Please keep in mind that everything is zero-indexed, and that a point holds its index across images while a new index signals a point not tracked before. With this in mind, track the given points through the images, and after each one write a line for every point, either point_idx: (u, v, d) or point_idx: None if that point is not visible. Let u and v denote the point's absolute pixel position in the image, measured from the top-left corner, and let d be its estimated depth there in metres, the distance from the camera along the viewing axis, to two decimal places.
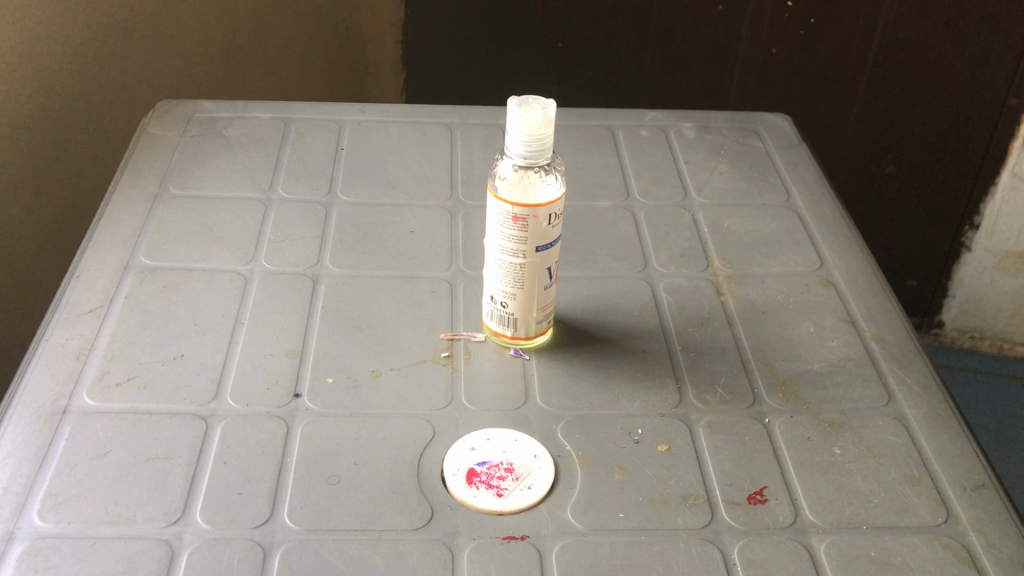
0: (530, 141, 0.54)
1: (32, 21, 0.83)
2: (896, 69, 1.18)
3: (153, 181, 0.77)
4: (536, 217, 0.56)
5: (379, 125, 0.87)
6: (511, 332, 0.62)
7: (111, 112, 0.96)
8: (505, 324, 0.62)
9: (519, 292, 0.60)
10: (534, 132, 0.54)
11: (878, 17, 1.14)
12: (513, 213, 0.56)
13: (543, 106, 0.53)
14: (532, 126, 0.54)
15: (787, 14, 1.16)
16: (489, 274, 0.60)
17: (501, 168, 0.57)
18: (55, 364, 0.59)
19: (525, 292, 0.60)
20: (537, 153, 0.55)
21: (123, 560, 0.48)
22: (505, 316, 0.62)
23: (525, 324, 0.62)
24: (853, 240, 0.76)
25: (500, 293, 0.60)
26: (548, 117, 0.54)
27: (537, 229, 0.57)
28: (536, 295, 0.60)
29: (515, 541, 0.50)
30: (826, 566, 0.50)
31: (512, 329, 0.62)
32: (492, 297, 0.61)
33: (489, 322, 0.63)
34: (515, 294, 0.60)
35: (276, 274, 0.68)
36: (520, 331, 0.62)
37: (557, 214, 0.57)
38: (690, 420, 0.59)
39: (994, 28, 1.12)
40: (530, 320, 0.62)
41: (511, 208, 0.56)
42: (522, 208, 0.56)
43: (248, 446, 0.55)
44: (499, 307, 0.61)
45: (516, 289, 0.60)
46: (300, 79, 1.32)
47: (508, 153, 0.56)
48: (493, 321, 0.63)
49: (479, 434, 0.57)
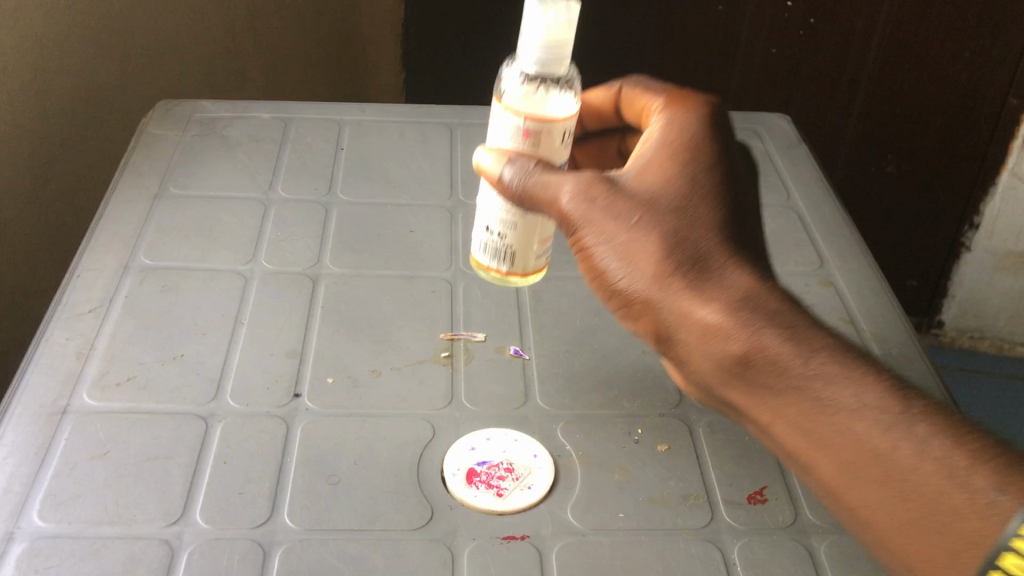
0: (551, 45, 0.50)
1: (34, 21, 0.83)
2: (897, 71, 1.14)
3: (153, 181, 0.77)
4: (550, 133, 0.52)
5: (379, 124, 0.87)
6: (505, 268, 0.58)
7: (110, 113, 0.97)
8: (499, 259, 0.57)
9: (519, 219, 0.55)
10: (555, 35, 0.50)
11: (877, 18, 1.11)
12: (525, 126, 0.52)
13: (566, 7, 0.50)
14: (554, 28, 0.50)
15: (788, 14, 1.14)
16: (484, 200, 0.56)
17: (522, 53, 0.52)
18: (54, 365, 0.59)
19: (526, 221, 0.55)
20: (556, 61, 0.51)
21: (124, 560, 0.48)
22: (499, 249, 0.57)
23: (523, 258, 0.57)
24: (853, 240, 0.76)
25: (498, 222, 0.56)
26: (571, 19, 0.50)
27: (549, 145, 0.53)
28: (538, 226, 0.56)
29: (515, 541, 0.51)
30: (825, 566, 0.51)
31: (507, 264, 0.57)
32: (487, 228, 0.57)
33: (484, 260, 0.58)
34: (516, 224, 0.55)
35: (276, 273, 0.68)
36: (516, 267, 0.58)
37: (569, 132, 0.53)
38: (689, 420, 0.59)
39: (994, 28, 1.08)
40: (529, 254, 0.57)
41: (523, 121, 0.52)
42: (534, 121, 0.52)
43: (249, 446, 0.55)
44: (495, 238, 0.57)
45: (517, 217, 0.55)
46: (300, 80, 1.32)
47: (521, 60, 0.52)
48: (486, 255, 0.58)
49: (479, 434, 0.57)
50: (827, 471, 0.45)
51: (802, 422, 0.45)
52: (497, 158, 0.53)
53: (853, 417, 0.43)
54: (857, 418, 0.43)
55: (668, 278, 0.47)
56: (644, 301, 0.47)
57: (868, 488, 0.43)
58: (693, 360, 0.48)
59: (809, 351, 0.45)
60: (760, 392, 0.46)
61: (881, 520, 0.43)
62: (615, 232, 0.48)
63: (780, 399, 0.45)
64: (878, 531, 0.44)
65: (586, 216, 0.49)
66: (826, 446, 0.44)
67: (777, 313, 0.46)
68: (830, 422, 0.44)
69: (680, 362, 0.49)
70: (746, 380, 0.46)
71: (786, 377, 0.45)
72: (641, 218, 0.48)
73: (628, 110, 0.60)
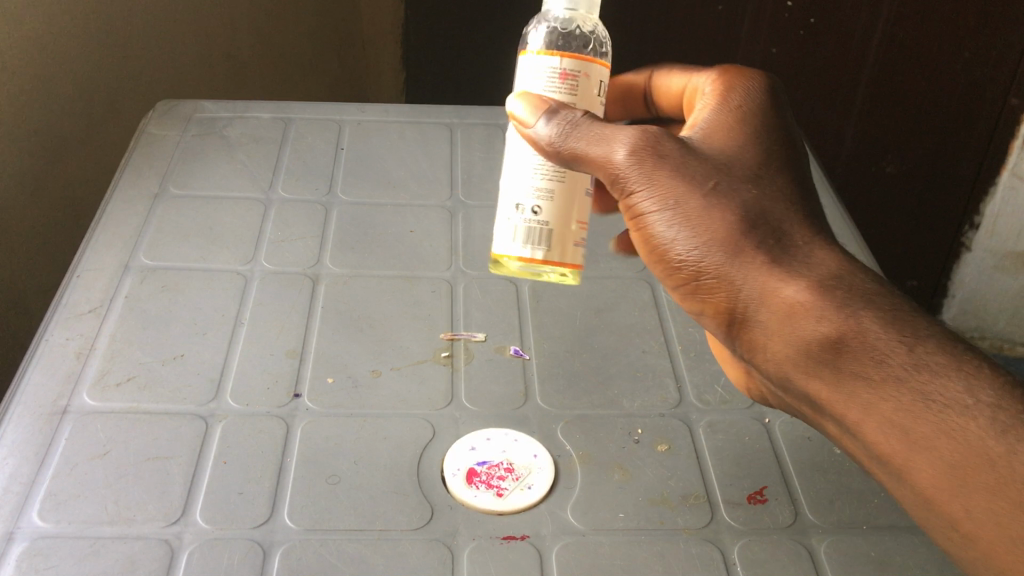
0: None
1: (34, 22, 0.83)
2: (897, 70, 1.10)
3: (153, 181, 0.77)
4: (587, 76, 0.51)
5: (379, 124, 0.87)
6: (543, 252, 0.52)
7: (109, 114, 0.97)
8: (537, 241, 0.52)
9: (558, 187, 0.52)
10: None
11: (878, 17, 1.07)
12: (562, 67, 0.51)
13: None
14: None
15: (787, 14, 1.12)
16: (513, 183, 0.53)
17: (550, 1, 0.53)
18: (54, 364, 0.59)
19: (566, 188, 0.52)
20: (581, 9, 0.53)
21: (123, 560, 0.48)
22: (537, 227, 0.52)
23: (562, 240, 0.52)
24: (854, 240, 0.76)
25: (535, 195, 0.52)
26: None
27: (587, 92, 0.51)
28: (577, 197, 0.52)
29: (515, 541, 0.51)
30: (826, 566, 0.51)
31: (546, 247, 0.52)
32: (520, 206, 0.52)
33: (518, 251, 0.53)
34: (555, 192, 0.52)
35: (276, 274, 0.68)
36: (555, 251, 0.52)
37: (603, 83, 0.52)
38: (689, 420, 0.59)
39: (994, 27, 1.03)
40: (569, 234, 0.52)
41: (559, 62, 0.51)
42: (571, 61, 0.51)
43: (249, 446, 0.55)
44: (531, 218, 0.52)
45: (556, 183, 0.52)
46: (300, 81, 1.32)
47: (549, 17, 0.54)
48: (520, 240, 0.53)
49: (479, 434, 0.57)
50: (926, 477, 0.42)
51: (899, 421, 0.42)
52: (531, 108, 0.50)
53: (961, 416, 0.41)
54: (965, 416, 0.41)
55: (747, 250, 0.45)
56: (722, 274, 0.46)
57: (972, 496, 0.40)
58: (772, 343, 0.46)
59: (900, 335, 0.43)
60: (850, 384, 0.43)
61: (986, 534, 0.40)
62: (690, 199, 0.47)
63: (873, 391, 0.43)
64: (978, 544, 0.41)
65: (658, 182, 0.47)
66: (928, 449, 0.41)
67: (869, 296, 0.44)
68: (929, 419, 0.41)
69: (755, 344, 0.47)
70: (834, 370, 0.44)
71: (884, 368, 0.42)
72: (718, 189, 0.47)
73: (661, 95, 0.61)
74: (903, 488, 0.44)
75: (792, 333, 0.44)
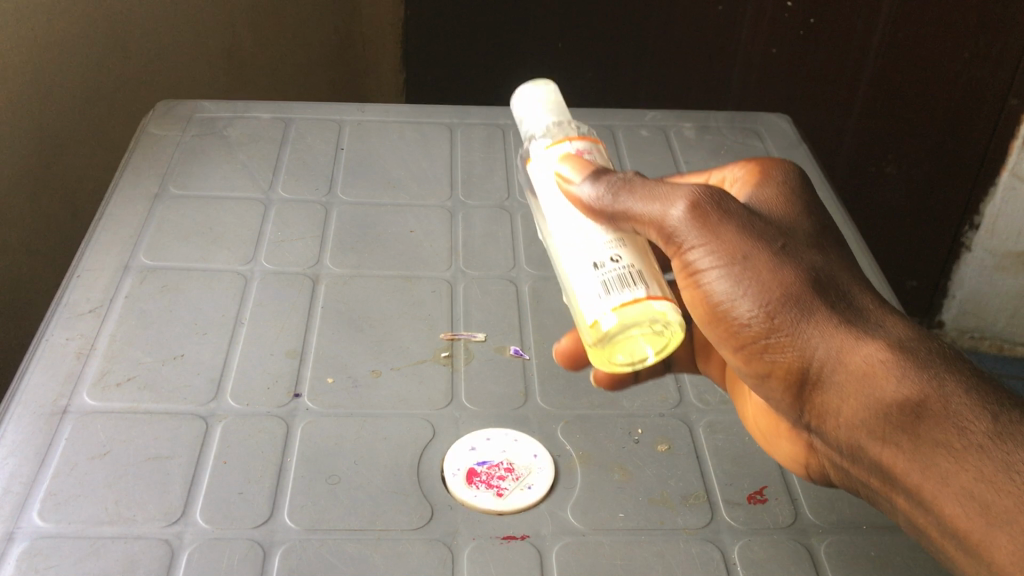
0: (552, 105, 0.56)
1: (34, 23, 0.83)
2: (897, 70, 1.10)
3: (153, 181, 0.77)
4: (598, 150, 0.54)
5: (379, 125, 0.87)
6: (645, 293, 0.47)
7: (110, 114, 0.97)
8: (633, 284, 0.48)
9: (625, 241, 0.50)
10: (552, 98, 0.57)
11: (877, 16, 1.07)
12: (578, 147, 0.53)
13: (546, 83, 0.58)
14: (548, 94, 0.57)
15: (787, 15, 1.10)
16: (578, 251, 0.50)
17: (533, 121, 0.56)
18: (54, 364, 0.59)
19: (632, 242, 0.50)
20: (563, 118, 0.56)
21: (123, 560, 0.48)
22: (628, 274, 0.48)
23: (655, 282, 0.48)
24: (853, 240, 0.76)
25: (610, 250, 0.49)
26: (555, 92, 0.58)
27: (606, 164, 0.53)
28: (643, 251, 0.50)
29: (515, 541, 0.51)
30: (826, 566, 0.51)
31: (645, 287, 0.48)
32: (600, 263, 0.48)
33: (619, 297, 0.47)
34: (625, 244, 0.50)
35: (276, 274, 0.68)
36: (655, 290, 0.48)
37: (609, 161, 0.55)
38: (689, 420, 0.59)
39: (994, 27, 1.03)
40: (656, 278, 0.49)
41: (573, 144, 0.53)
42: (583, 141, 0.53)
43: (249, 446, 0.55)
44: (614, 266, 0.48)
45: (623, 238, 0.50)
46: (300, 81, 1.33)
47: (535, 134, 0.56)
48: (617, 289, 0.47)
49: (479, 434, 0.57)
50: (1007, 555, 0.39)
51: (982, 493, 0.40)
52: (577, 168, 0.51)
53: None
54: None
55: (820, 312, 0.45)
56: (795, 335, 0.45)
57: None
58: (844, 407, 0.45)
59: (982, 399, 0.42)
60: (930, 453, 0.42)
61: None
62: (762, 259, 0.46)
63: (953, 461, 0.41)
64: None
65: (728, 242, 0.47)
66: (1009, 522, 0.39)
67: (948, 361, 0.44)
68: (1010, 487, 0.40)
69: (826, 409, 0.46)
70: (910, 437, 0.43)
71: (966, 435, 0.41)
72: (786, 251, 0.47)
73: None
74: (978, 566, 0.41)
75: (867, 394, 0.44)
